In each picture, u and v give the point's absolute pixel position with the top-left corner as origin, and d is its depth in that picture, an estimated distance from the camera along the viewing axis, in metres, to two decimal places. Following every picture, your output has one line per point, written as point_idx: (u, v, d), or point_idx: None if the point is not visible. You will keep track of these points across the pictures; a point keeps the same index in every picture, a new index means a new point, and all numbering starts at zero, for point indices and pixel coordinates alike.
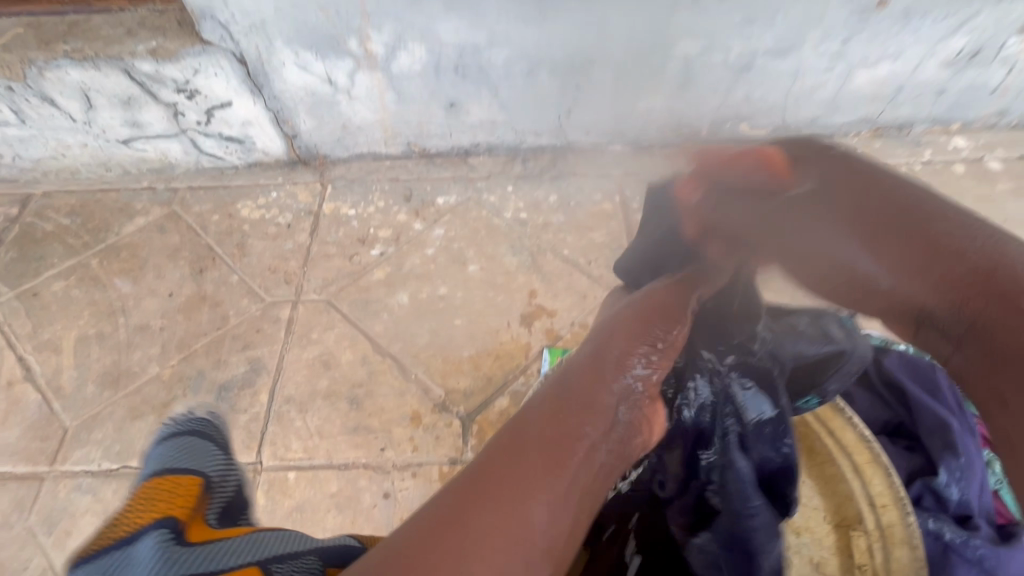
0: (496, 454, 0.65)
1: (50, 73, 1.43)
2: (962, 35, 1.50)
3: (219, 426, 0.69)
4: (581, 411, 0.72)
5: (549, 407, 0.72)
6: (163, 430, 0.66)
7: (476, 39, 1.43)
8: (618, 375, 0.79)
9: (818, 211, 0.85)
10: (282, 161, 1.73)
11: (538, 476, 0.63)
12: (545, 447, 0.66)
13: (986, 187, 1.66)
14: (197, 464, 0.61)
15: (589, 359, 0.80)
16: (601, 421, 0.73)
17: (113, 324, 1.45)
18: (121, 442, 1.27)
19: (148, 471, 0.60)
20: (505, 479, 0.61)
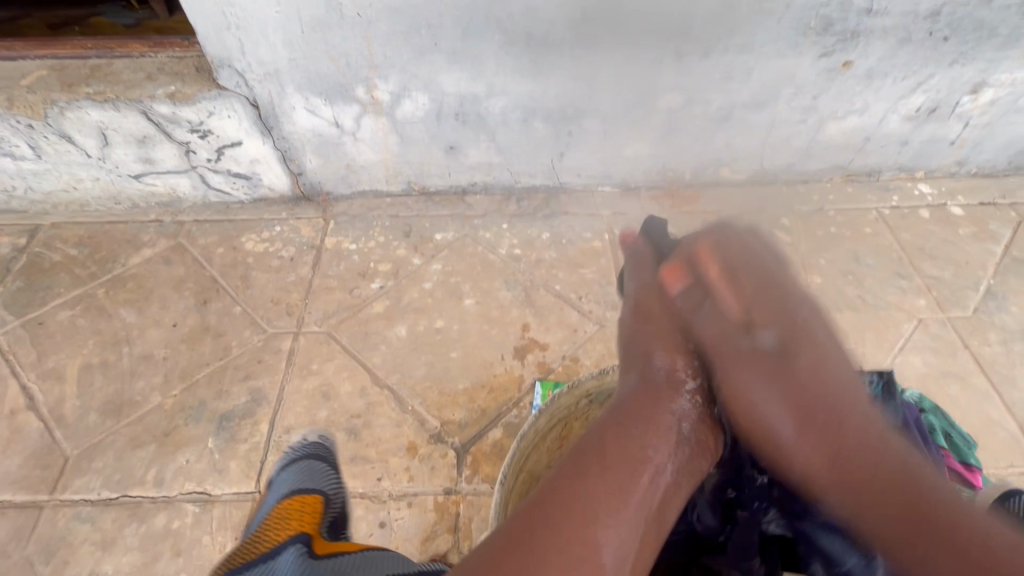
0: (567, 472, 0.76)
1: (70, 113, 1.51)
2: (920, 94, 1.63)
3: (330, 446, 1.27)
4: (643, 438, 0.83)
5: (609, 429, 0.83)
6: (293, 453, 1.23)
7: (475, 90, 1.54)
8: (672, 399, 0.92)
9: (750, 356, 0.93)
10: (287, 197, 1.81)
11: (610, 492, 0.75)
12: (608, 472, 0.77)
13: (950, 231, 1.78)
14: (322, 484, 1.14)
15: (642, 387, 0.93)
16: (659, 445, 0.83)
17: (117, 354, 1.49)
18: (121, 471, 1.30)
19: (294, 484, 1.13)
20: (582, 494, 0.73)
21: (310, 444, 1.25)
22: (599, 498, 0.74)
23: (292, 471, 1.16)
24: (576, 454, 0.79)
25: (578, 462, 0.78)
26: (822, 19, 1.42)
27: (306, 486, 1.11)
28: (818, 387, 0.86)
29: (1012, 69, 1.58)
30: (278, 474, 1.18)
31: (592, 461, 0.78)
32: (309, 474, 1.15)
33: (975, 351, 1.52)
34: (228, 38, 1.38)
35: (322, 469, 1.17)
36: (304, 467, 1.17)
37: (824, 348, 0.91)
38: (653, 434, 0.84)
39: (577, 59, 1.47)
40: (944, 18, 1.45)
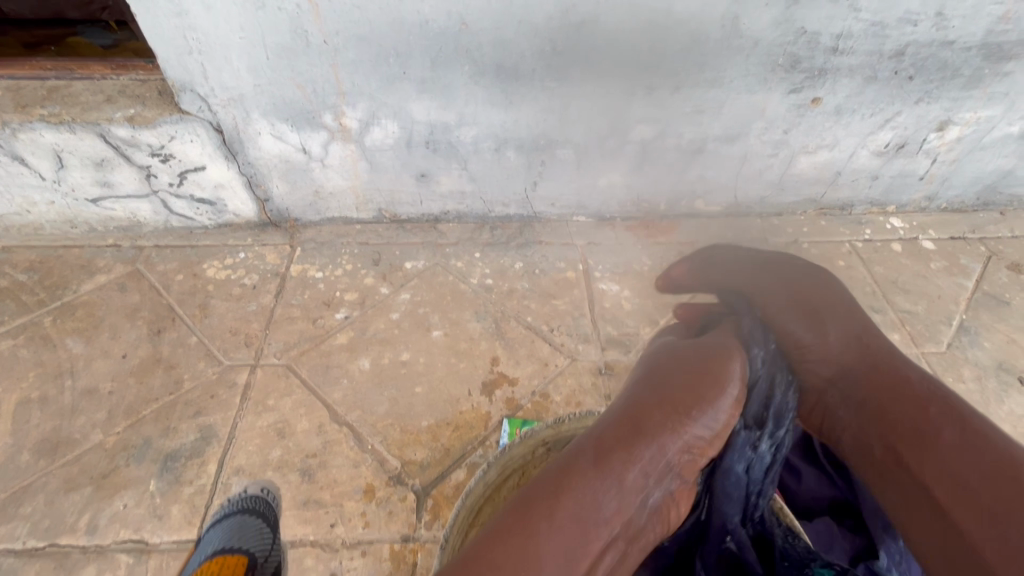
0: (508, 532, 0.73)
1: (24, 134, 1.45)
2: (888, 130, 1.65)
3: (276, 501, 1.23)
4: (608, 491, 0.79)
5: (572, 474, 0.79)
6: (246, 495, 1.22)
7: (446, 119, 1.52)
8: (655, 436, 0.85)
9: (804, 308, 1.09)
10: (253, 223, 1.76)
11: (571, 535, 0.74)
12: (557, 528, 0.74)
13: (922, 265, 1.79)
14: (251, 545, 1.14)
15: (615, 429, 0.86)
16: (624, 503, 0.79)
17: (59, 388, 1.40)
18: (51, 518, 1.21)
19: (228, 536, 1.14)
20: (519, 540, 0.72)
21: (250, 496, 1.22)
22: (542, 554, 0.71)
23: (221, 528, 1.16)
24: (528, 519, 0.74)
25: (527, 508, 0.75)
26: (790, 56, 1.44)
27: (230, 547, 1.13)
28: (850, 324, 1.04)
29: (976, 108, 1.60)
30: (207, 529, 1.18)
31: (541, 517, 0.74)
32: (239, 532, 1.15)
33: (950, 388, 1.50)
34: (191, 63, 1.35)
35: (254, 527, 1.16)
36: (234, 523, 1.15)
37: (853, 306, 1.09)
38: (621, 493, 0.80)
39: (549, 89, 1.46)
40: (908, 58, 1.47)
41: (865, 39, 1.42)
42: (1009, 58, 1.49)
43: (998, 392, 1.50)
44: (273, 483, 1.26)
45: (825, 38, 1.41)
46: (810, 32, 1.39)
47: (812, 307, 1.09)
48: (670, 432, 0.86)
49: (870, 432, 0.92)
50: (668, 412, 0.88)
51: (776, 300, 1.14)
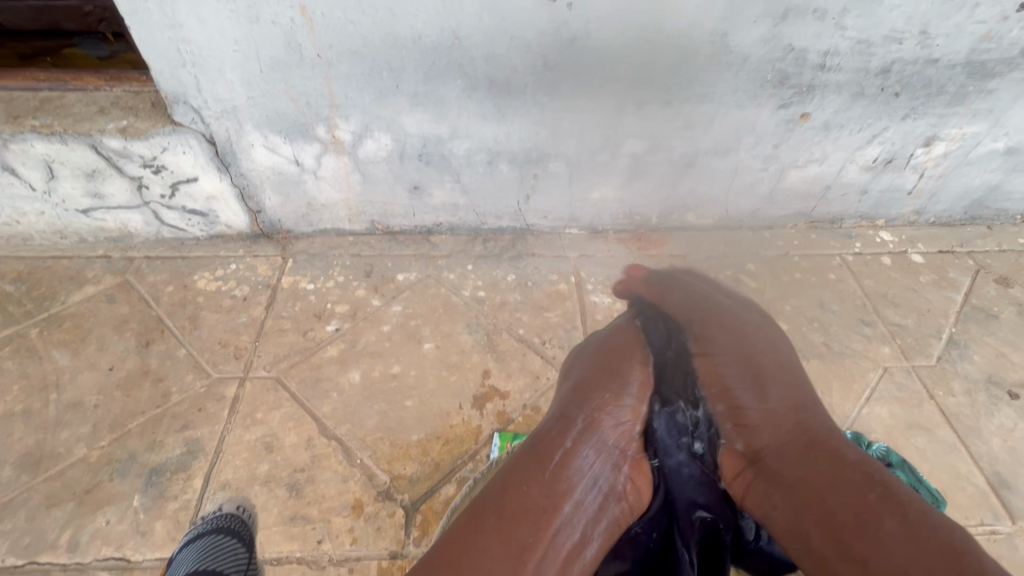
0: (454, 548, 0.79)
1: (15, 145, 1.44)
2: (875, 145, 1.67)
3: (248, 521, 1.20)
4: (545, 485, 0.86)
5: (515, 477, 0.88)
6: (218, 514, 1.18)
7: (438, 132, 1.53)
8: (578, 440, 0.94)
9: (590, 429, 0.96)
10: (245, 235, 1.75)
11: (524, 526, 0.81)
12: (506, 523, 0.81)
13: (911, 278, 1.80)
14: (221, 564, 1.09)
15: (547, 431, 0.97)
16: (567, 488, 0.87)
17: (43, 401, 1.38)
18: (32, 534, 1.18)
19: (199, 557, 1.09)
20: (467, 541, 0.80)
21: (223, 515, 1.18)
22: (493, 552, 0.78)
23: (196, 549, 1.12)
24: (477, 540, 0.80)
25: (475, 518, 0.83)
26: (778, 73, 1.46)
27: (203, 567, 1.08)
28: (790, 389, 1.01)
29: (961, 124, 1.63)
30: (182, 548, 1.14)
31: (488, 516, 0.82)
32: (213, 553, 1.10)
33: (940, 402, 1.50)
34: (184, 75, 1.36)
35: (228, 546, 1.12)
36: (207, 544, 1.11)
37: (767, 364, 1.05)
38: (561, 481, 0.87)
39: (541, 104, 1.47)
40: (893, 75, 1.49)
41: (852, 56, 1.44)
42: (993, 76, 1.51)
43: (988, 406, 1.50)
44: (250, 500, 1.24)
45: (813, 56, 1.43)
46: (798, 49, 1.41)
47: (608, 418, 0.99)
48: (584, 440, 0.94)
49: (799, 494, 0.83)
50: (583, 401, 1.01)
51: (570, 419, 0.98)
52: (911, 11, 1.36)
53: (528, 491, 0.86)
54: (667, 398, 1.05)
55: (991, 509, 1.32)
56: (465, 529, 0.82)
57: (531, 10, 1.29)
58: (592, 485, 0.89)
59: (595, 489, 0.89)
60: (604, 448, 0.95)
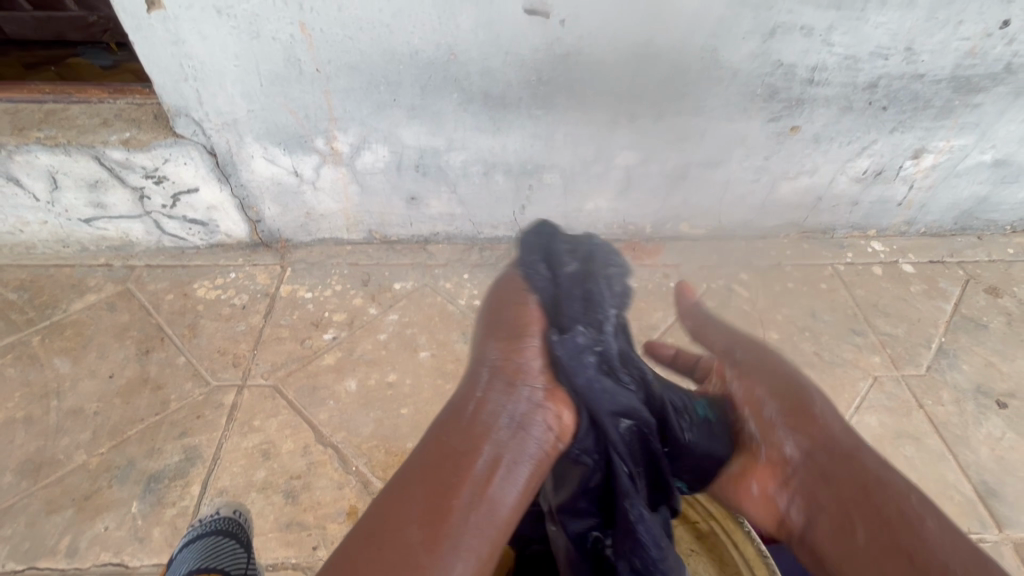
0: (373, 523, 0.68)
1: (19, 156, 1.47)
2: (865, 157, 1.70)
3: (246, 522, 1.19)
4: (460, 437, 0.76)
5: (431, 438, 0.77)
6: (215, 516, 1.18)
7: (435, 144, 1.56)
8: (490, 384, 0.81)
9: (497, 371, 0.83)
10: (244, 243, 1.78)
11: (444, 482, 0.71)
12: (426, 483, 0.71)
13: (902, 288, 1.83)
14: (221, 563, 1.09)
15: (461, 386, 0.84)
16: (483, 435, 0.76)
17: (44, 408, 1.40)
18: (32, 540, 1.20)
19: (198, 558, 1.09)
20: (387, 512, 0.69)
21: (221, 518, 1.18)
22: (414, 519, 0.67)
23: (194, 548, 1.12)
24: (391, 513, 0.68)
25: (394, 486, 0.72)
26: (768, 87, 1.49)
27: (203, 566, 1.07)
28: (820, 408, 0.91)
29: (949, 137, 1.66)
30: (181, 548, 1.14)
31: (408, 481, 0.72)
32: (213, 552, 1.10)
33: (929, 411, 1.52)
34: (186, 89, 1.39)
35: (227, 547, 1.12)
36: (206, 543, 1.11)
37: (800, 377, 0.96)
38: (475, 428, 0.76)
39: (535, 117, 1.50)
40: (881, 90, 1.52)
41: (840, 71, 1.47)
42: (979, 91, 1.54)
43: (976, 415, 1.52)
44: (246, 504, 1.24)
45: (801, 70, 1.46)
46: (787, 64, 1.44)
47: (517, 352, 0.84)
48: (494, 381, 0.82)
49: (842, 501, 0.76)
50: (490, 341, 0.87)
51: (478, 368, 0.85)
52: (896, 28, 1.39)
53: (442, 447, 0.75)
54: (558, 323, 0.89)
55: (978, 517, 1.34)
56: (379, 506, 0.70)
57: (525, 27, 1.32)
58: (506, 428, 0.77)
59: (508, 426, 0.77)
60: (515, 386, 0.81)
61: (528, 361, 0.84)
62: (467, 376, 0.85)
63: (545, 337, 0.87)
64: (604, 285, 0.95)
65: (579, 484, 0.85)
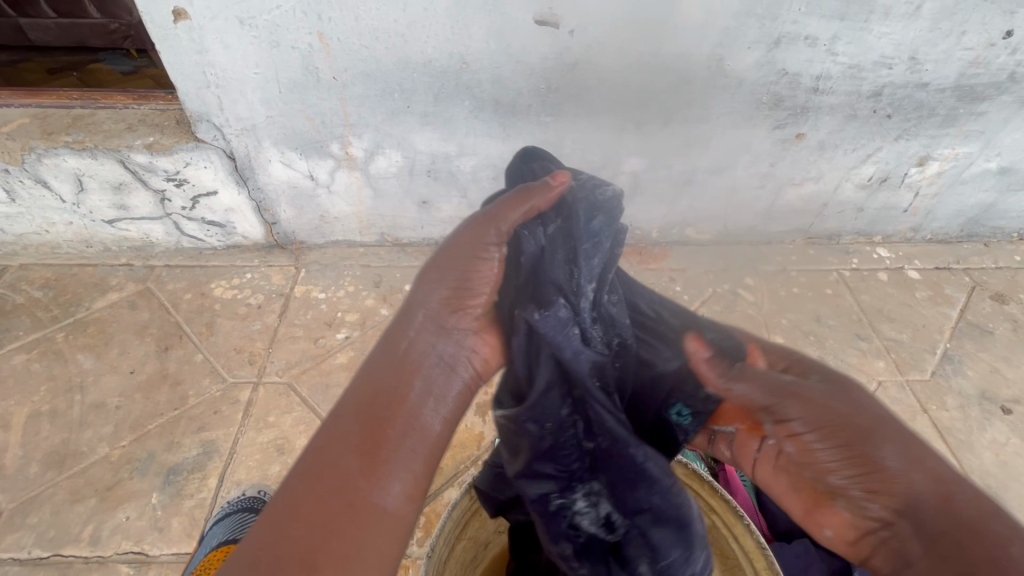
0: (311, 461, 0.65)
1: (48, 160, 1.54)
2: (870, 165, 1.72)
3: (264, 500, 1.27)
4: (395, 373, 0.75)
5: (362, 378, 0.75)
6: (236, 500, 1.25)
7: (447, 149, 1.60)
8: (428, 324, 0.80)
9: (433, 312, 0.81)
10: (260, 245, 1.83)
11: (383, 414, 0.70)
12: (362, 419, 0.69)
13: (907, 294, 1.84)
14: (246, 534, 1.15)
15: (393, 324, 0.82)
16: (418, 371, 0.77)
17: (68, 402, 1.46)
18: (57, 528, 1.25)
19: (227, 531, 1.16)
20: (325, 451, 0.66)
21: (246, 498, 1.26)
22: (353, 455, 0.66)
23: (224, 525, 1.19)
24: (328, 449, 0.66)
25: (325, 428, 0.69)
26: (773, 95, 1.52)
27: (232, 539, 1.14)
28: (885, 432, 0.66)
29: (954, 144, 1.67)
30: (213, 526, 1.21)
31: (342, 421, 0.69)
32: (240, 525, 1.17)
33: (933, 416, 1.53)
34: (208, 95, 1.45)
35: (253, 521, 1.19)
36: (235, 519, 1.19)
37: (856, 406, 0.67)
38: (409, 364, 0.77)
39: (544, 124, 1.54)
40: (885, 98, 1.55)
41: (844, 80, 1.50)
42: (983, 99, 1.56)
43: (980, 420, 1.53)
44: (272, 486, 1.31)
45: (806, 79, 1.49)
46: (791, 73, 1.47)
47: (455, 292, 0.81)
48: (433, 320, 0.81)
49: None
50: (432, 278, 0.82)
51: (410, 308, 0.81)
52: (900, 39, 1.41)
53: (374, 385, 0.74)
54: (547, 295, 0.79)
55: None
56: (312, 450, 0.66)
57: (536, 38, 1.36)
58: (438, 367, 0.78)
59: (440, 364, 0.79)
60: (448, 327, 0.81)
61: (466, 304, 0.82)
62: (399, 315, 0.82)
63: (526, 317, 0.79)
64: (590, 245, 0.81)
65: (537, 449, 0.81)
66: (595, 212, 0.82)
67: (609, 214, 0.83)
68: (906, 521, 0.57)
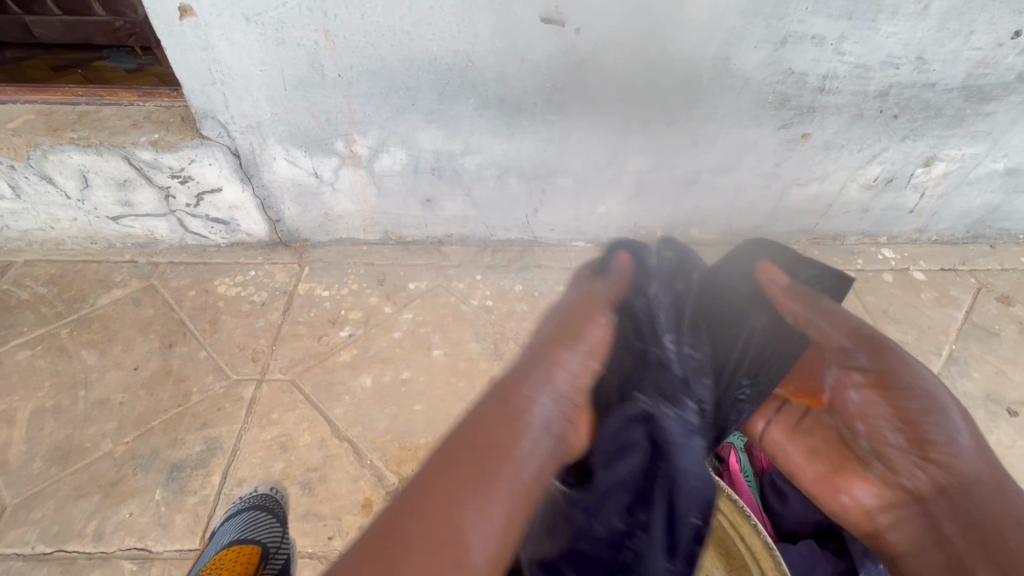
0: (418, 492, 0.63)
1: (53, 156, 1.54)
2: (876, 165, 1.72)
3: (280, 498, 1.28)
4: (507, 423, 0.71)
5: (473, 421, 0.73)
6: (250, 497, 1.27)
7: (451, 148, 1.60)
8: (543, 384, 0.78)
9: (544, 374, 0.79)
10: (264, 242, 1.83)
11: (488, 465, 0.66)
12: (469, 463, 0.66)
13: (912, 295, 1.83)
14: (260, 536, 1.19)
15: (512, 373, 0.81)
16: (526, 428, 0.72)
17: (72, 398, 1.46)
18: (60, 523, 1.25)
19: (236, 531, 1.21)
20: (434, 488, 0.63)
21: (259, 495, 1.28)
22: (456, 495, 0.63)
23: (236, 521, 1.22)
24: (437, 481, 0.64)
25: (435, 462, 0.67)
26: (779, 95, 1.51)
27: (245, 538, 1.19)
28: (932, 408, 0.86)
29: (960, 145, 1.67)
30: (224, 521, 1.24)
31: (456, 457, 0.67)
32: (251, 524, 1.21)
33: None
34: (214, 93, 1.45)
35: (266, 522, 1.22)
36: (247, 517, 1.21)
37: (932, 389, 0.87)
38: (519, 421, 0.72)
39: (549, 122, 1.54)
40: (892, 98, 1.54)
41: (850, 80, 1.49)
42: (991, 100, 1.56)
43: (986, 422, 1.53)
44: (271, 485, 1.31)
45: (812, 79, 1.48)
46: (798, 73, 1.47)
47: (569, 357, 0.83)
48: (549, 378, 0.79)
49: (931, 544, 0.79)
50: (554, 344, 0.85)
51: (527, 367, 0.81)
52: (907, 38, 1.41)
53: (483, 431, 0.70)
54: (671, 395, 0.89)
55: None
56: (419, 480, 0.65)
57: (541, 36, 1.36)
58: (546, 429, 0.73)
59: (545, 429, 0.73)
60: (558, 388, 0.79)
61: (573, 367, 0.83)
62: (516, 364, 0.83)
63: (643, 399, 0.88)
64: (669, 312, 0.96)
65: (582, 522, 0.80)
66: (675, 278, 0.99)
67: (677, 272, 1.00)
68: (944, 503, 0.79)
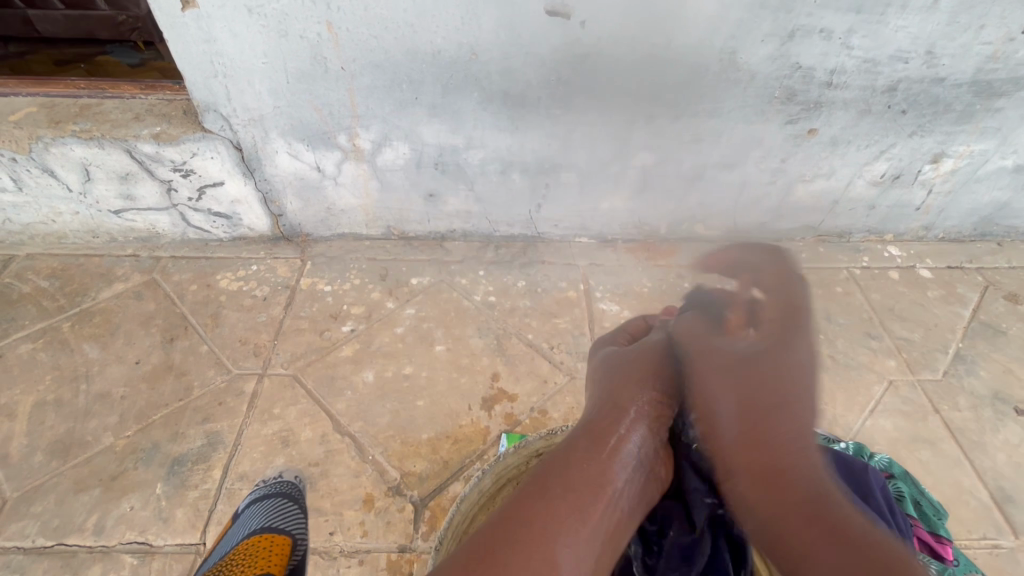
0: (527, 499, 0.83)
1: (55, 149, 1.53)
2: (883, 161, 1.70)
3: (301, 488, 1.26)
4: (603, 463, 0.89)
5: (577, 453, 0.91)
6: (277, 483, 1.24)
7: (454, 142, 1.59)
8: (628, 430, 0.96)
9: (632, 421, 0.98)
10: (266, 237, 1.82)
11: (587, 494, 0.85)
12: (569, 491, 0.85)
13: (919, 293, 1.82)
14: (286, 526, 1.14)
15: (605, 415, 0.99)
16: (620, 468, 0.90)
17: (73, 391, 1.45)
18: (61, 517, 1.24)
19: (262, 517, 1.15)
20: (543, 507, 0.82)
21: (284, 482, 1.26)
22: (559, 517, 0.82)
23: (261, 508, 1.18)
24: (541, 500, 0.83)
25: (541, 482, 0.85)
26: (786, 89, 1.50)
27: (272, 526, 1.13)
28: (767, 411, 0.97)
29: (969, 141, 1.65)
30: (248, 506, 1.20)
31: (556, 484, 0.85)
32: (278, 513, 1.16)
33: (945, 417, 1.51)
34: (216, 86, 1.44)
35: (292, 512, 1.18)
36: (275, 504, 1.19)
37: (778, 399, 1.00)
38: (616, 461, 0.90)
39: (553, 117, 1.53)
40: (900, 93, 1.52)
41: (858, 75, 1.48)
42: (1000, 95, 1.54)
43: (993, 422, 1.51)
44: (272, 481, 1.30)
45: (820, 73, 1.47)
46: (805, 67, 1.45)
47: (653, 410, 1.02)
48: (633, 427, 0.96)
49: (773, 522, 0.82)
50: (636, 386, 1.04)
51: (619, 410, 1.00)
52: (917, 32, 1.39)
53: (584, 466, 0.88)
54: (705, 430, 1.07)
55: (994, 523, 1.33)
56: (525, 494, 0.84)
57: (546, 29, 1.34)
58: (635, 465, 0.92)
59: (634, 468, 0.91)
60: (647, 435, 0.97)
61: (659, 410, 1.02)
62: (605, 406, 1.02)
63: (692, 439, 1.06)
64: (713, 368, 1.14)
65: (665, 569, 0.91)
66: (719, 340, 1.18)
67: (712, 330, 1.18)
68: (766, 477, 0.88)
